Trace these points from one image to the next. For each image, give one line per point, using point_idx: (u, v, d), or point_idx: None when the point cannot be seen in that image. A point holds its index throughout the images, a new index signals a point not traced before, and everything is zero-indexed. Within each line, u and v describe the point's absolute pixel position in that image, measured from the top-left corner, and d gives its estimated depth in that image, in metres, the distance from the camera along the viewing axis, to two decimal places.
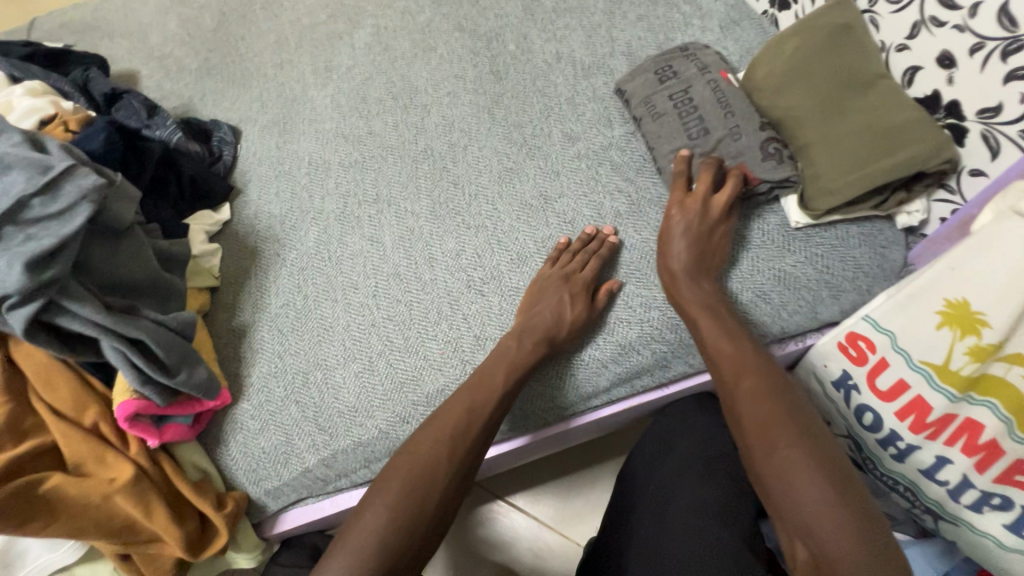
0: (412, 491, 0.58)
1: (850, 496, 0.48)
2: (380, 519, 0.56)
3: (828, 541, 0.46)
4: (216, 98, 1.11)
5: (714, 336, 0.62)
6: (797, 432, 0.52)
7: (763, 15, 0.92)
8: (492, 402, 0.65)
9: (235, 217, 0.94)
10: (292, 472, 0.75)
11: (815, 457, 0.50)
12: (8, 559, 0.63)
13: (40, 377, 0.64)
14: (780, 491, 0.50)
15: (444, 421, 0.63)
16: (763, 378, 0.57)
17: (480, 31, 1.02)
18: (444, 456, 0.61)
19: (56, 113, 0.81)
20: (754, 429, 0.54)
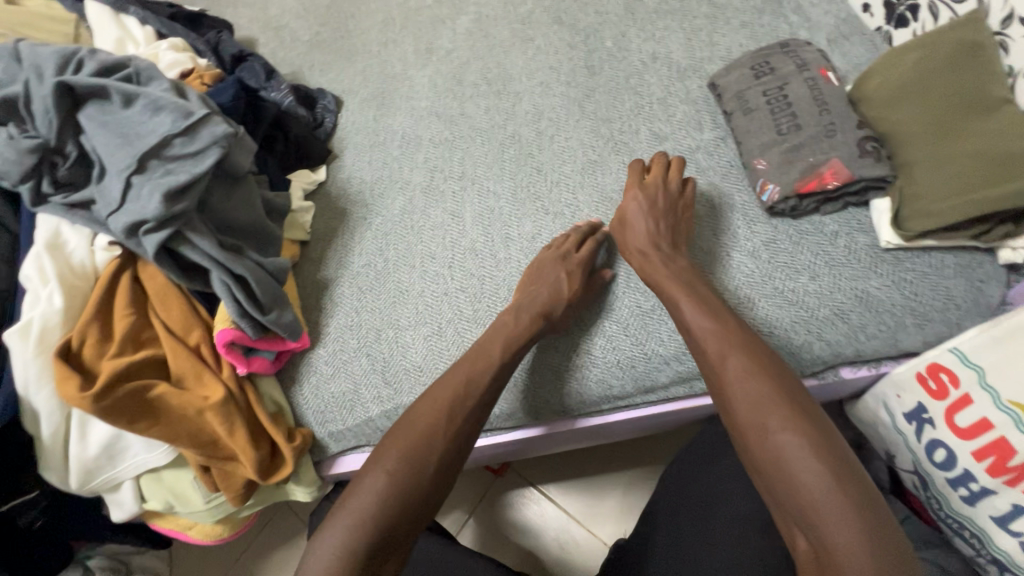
0: (412, 456, 0.59)
1: (846, 479, 0.49)
2: (378, 483, 0.57)
3: (829, 529, 0.47)
4: (323, 69, 1.18)
5: (696, 316, 0.64)
6: (789, 414, 0.53)
7: (876, 30, 0.89)
8: (488, 373, 0.67)
9: (330, 179, 1.01)
10: (357, 420, 0.80)
11: (810, 441, 0.51)
12: (112, 451, 0.72)
13: (158, 296, 0.72)
14: (777, 479, 0.51)
15: (438, 394, 0.64)
16: (751, 359, 0.58)
17: (579, 26, 1.04)
18: (438, 428, 0.62)
19: (193, 67, 0.91)
20: (745, 412, 0.55)
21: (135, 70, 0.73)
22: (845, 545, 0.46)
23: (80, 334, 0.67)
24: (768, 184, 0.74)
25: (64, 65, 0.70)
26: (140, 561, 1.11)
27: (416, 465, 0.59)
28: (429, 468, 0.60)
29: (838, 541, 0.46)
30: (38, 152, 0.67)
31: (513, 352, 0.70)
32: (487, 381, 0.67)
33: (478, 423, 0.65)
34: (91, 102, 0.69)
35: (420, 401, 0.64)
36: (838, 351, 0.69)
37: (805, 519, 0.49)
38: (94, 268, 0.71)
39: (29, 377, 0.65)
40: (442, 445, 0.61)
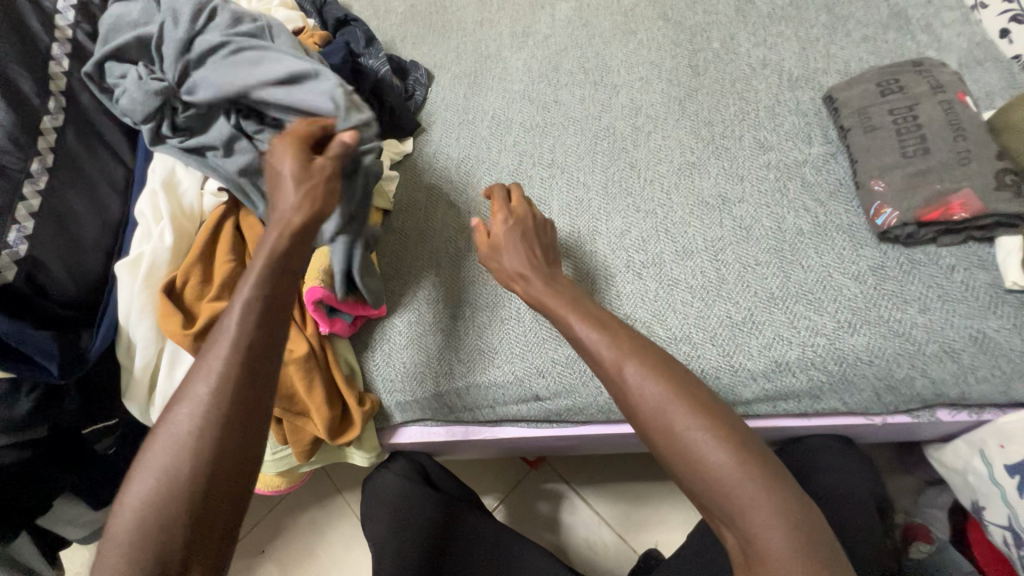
0: (168, 469, 0.46)
1: (755, 466, 0.49)
2: (134, 508, 0.45)
3: (751, 522, 0.48)
4: (416, 42, 1.17)
5: (585, 328, 0.61)
6: (692, 414, 0.52)
7: (1014, 59, 0.84)
8: (245, 335, 0.51)
9: (416, 151, 1.01)
10: (438, 392, 0.79)
11: (717, 434, 0.51)
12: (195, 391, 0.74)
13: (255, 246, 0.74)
14: (695, 481, 0.51)
15: (188, 383, 0.49)
16: (646, 363, 0.56)
17: (686, 24, 1.00)
18: (188, 430, 0.47)
19: (303, 26, 0.94)
20: (653, 418, 0.54)
21: (267, 28, 0.74)
22: (768, 539, 0.47)
23: (183, 275, 0.68)
24: (884, 208, 0.70)
25: (200, 14, 0.71)
26: None
27: (176, 484, 0.46)
28: (181, 484, 0.46)
29: (762, 535, 0.47)
30: (163, 96, 0.68)
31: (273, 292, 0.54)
32: (242, 348, 0.50)
33: (252, 399, 0.50)
34: (221, 52, 0.69)
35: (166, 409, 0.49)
36: (940, 390, 0.66)
37: (731, 519, 0.49)
38: (200, 212, 0.73)
39: (132, 309, 0.68)
40: (213, 438, 0.47)
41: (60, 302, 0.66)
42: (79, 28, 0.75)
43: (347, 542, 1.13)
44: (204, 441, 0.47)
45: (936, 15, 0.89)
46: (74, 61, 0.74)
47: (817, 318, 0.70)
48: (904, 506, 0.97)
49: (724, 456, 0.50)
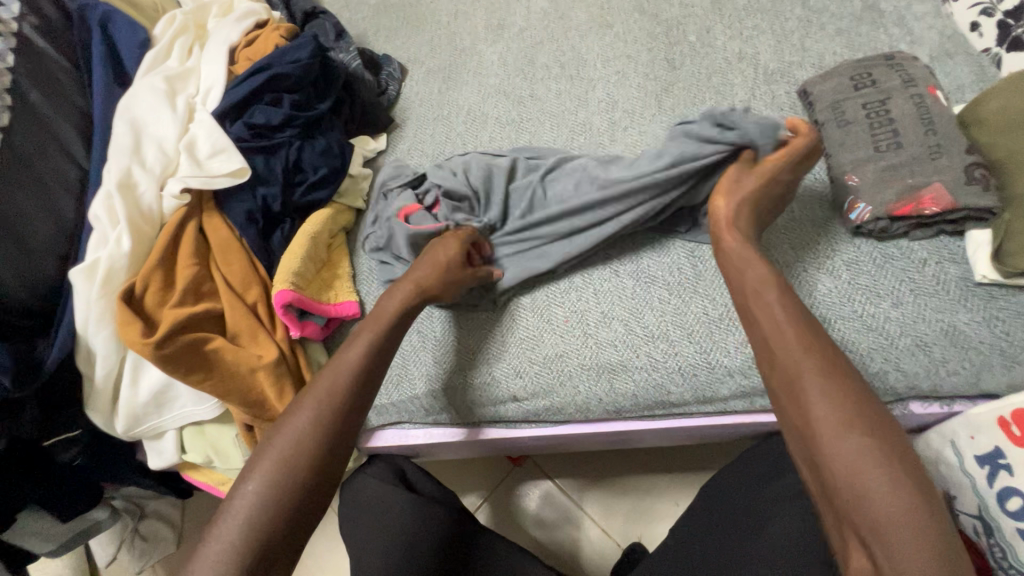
0: (289, 461, 0.57)
1: (920, 499, 0.47)
2: (256, 493, 0.55)
3: (899, 545, 0.45)
4: (389, 35, 1.14)
5: (781, 315, 0.59)
6: (868, 428, 0.50)
7: (983, 52, 0.84)
8: (361, 366, 0.63)
9: (390, 148, 0.98)
10: (440, 389, 0.77)
11: (884, 453, 0.49)
12: (161, 400, 0.71)
13: (220, 249, 0.73)
14: (848, 491, 0.49)
15: (310, 395, 0.61)
16: (831, 367, 0.54)
17: (662, 16, 0.99)
18: (315, 431, 0.59)
19: (267, 19, 0.91)
20: (829, 417, 0.51)
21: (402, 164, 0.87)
22: (915, 563, 0.45)
23: (144, 280, 0.66)
24: (858, 203, 0.70)
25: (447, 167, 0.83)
26: (155, 508, 1.18)
27: (292, 484, 0.56)
28: (293, 484, 0.56)
29: (907, 557, 0.45)
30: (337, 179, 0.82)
31: (393, 339, 0.67)
32: (364, 373, 0.63)
33: (355, 427, 0.62)
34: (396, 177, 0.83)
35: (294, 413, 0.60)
36: (914, 384, 0.66)
37: (874, 536, 0.47)
38: (161, 214, 0.71)
39: (90, 317, 0.65)
40: (324, 446, 0.59)
41: (15, 312, 0.64)
42: (24, 22, 0.72)
43: (328, 545, 1.11)
44: (325, 438, 0.59)
45: (908, 8, 0.90)
46: (20, 55, 0.70)
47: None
48: None
49: (889, 477, 0.48)
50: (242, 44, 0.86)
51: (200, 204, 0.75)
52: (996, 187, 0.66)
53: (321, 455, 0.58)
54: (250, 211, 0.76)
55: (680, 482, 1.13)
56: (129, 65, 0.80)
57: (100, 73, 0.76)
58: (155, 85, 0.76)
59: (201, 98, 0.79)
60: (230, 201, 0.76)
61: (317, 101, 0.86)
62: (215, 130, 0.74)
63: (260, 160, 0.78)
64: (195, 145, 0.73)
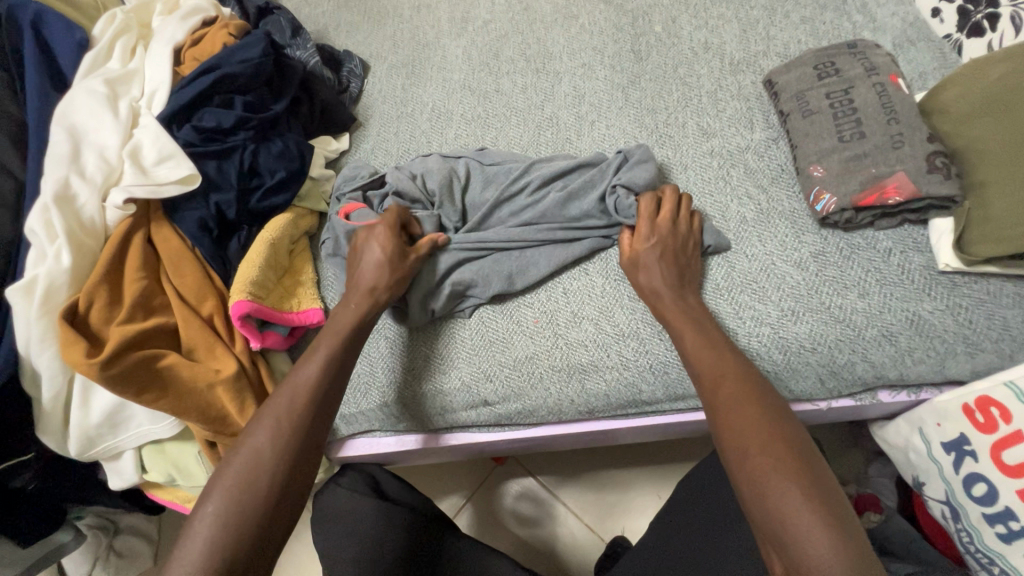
0: (246, 480, 0.54)
1: (818, 503, 0.48)
2: (215, 515, 0.53)
3: (805, 551, 0.47)
4: (350, 30, 1.11)
5: (696, 345, 0.63)
6: (767, 442, 0.53)
7: (944, 38, 0.84)
8: (319, 380, 0.61)
9: (353, 148, 0.95)
10: (411, 398, 0.75)
11: (790, 466, 0.51)
12: (115, 420, 0.68)
13: (171, 260, 0.70)
14: (756, 502, 0.51)
15: (268, 410, 0.59)
16: (737, 392, 0.57)
17: (628, 7, 0.97)
18: (276, 448, 0.57)
19: (216, 15, 0.87)
20: (733, 437, 0.55)
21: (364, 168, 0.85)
22: (810, 559, 0.46)
23: (87, 297, 0.63)
24: (823, 193, 0.70)
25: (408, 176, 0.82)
26: (129, 522, 1.13)
27: (258, 505, 0.54)
28: (258, 506, 0.54)
29: (805, 555, 0.47)
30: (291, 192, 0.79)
31: (346, 349, 0.65)
32: (324, 387, 0.61)
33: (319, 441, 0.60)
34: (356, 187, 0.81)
35: (253, 429, 0.58)
36: (881, 374, 0.66)
37: (777, 539, 0.49)
38: (104, 226, 0.68)
39: (32, 338, 0.62)
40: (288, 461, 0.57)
41: None
42: None
43: (308, 553, 1.09)
44: (285, 453, 0.57)
45: None
46: None
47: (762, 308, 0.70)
48: (856, 478, 0.99)
49: (791, 484, 0.50)
50: (187, 44, 0.82)
51: (148, 213, 0.72)
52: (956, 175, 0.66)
53: (285, 472, 0.56)
54: (202, 219, 0.73)
55: (661, 475, 1.12)
56: (66, 68, 0.76)
57: (33, 77, 0.72)
58: (94, 88, 0.72)
59: (145, 101, 0.76)
60: (181, 209, 0.73)
61: (271, 101, 0.82)
62: (161, 136, 0.71)
63: (212, 166, 0.75)
64: (140, 151, 0.70)
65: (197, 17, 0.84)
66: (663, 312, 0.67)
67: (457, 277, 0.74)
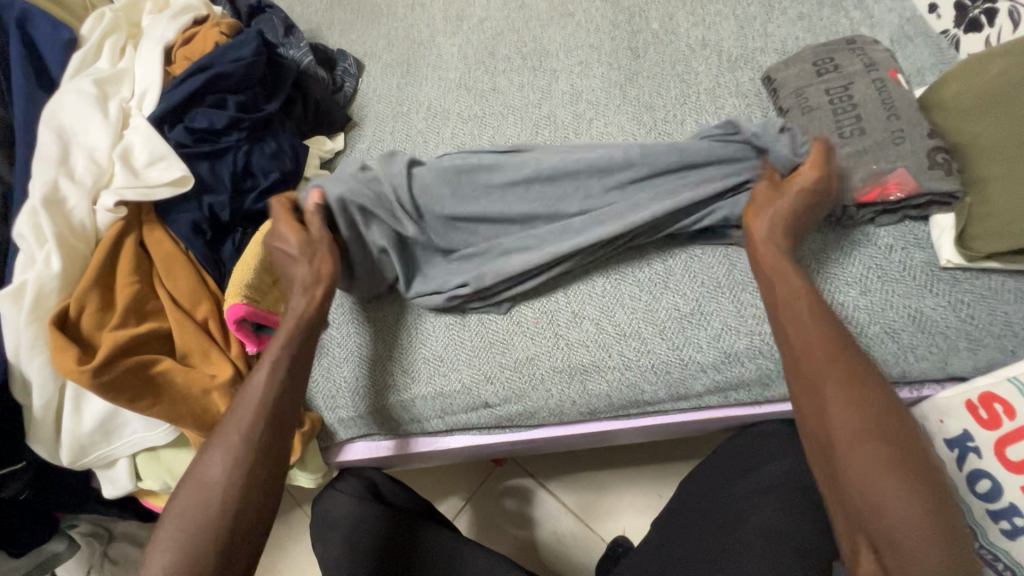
0: (199, 508, 0.53)
1: (939, 514, 0.47)
2: (171, 545, 0.52)
3: (914, 558, 0.45)
4: (344, 28, 1.09)
5: (805, 321, 0.56)
6: (887, 437, 0.50)
7: (942, 34, 0.84)
8: (267, 394, 0.59)
9: (348, 148, 0.94)
10: (393, 402, 0.74)
11: (909, 469, 0.48)
12: (108, 427, 0.67)
13: (164, 263, 0.68)
14: (861, 498, 0.48)
15: (218, 433, 0.57)
16: (853, 377, 0.52)
17: (624, 4, 0.96)
18: (225, 471, 0.55)
19: (207, 14, 0.86)
20: (846, 427, 0.51)
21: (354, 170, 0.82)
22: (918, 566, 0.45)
23: (79, 302, 0.62)
24: None
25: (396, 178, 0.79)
26: (123, 529, 1.11)
27: (207, 531, 0.52)
28: (211, 533, 0.52)
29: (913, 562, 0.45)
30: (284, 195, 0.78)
31: (294, 357, 0.62)
32: (272, 402, 0.58)
33: (274, 457, 0.57)
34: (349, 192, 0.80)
35: (204, 455, 0.56)
36: (885, 371, 0.66)
37: (881, 539, 0.47)
38: (95, 229, 0.66)
39: (21, 344, 0.60)
40: (239, 483, 0.54)
41: None
42: None
43: (306, 558, 1.08)
44: (235, 476, 0.55)
45: None
46: None
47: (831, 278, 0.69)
48: None
49: (910, 489, 0.47)
50: (178, 43, 0.80)
51: (140, 216, 0.70)
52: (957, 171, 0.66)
53: (235, 497, 0.54)
54: (196, 221, 0.71)
55: (659, 474, 1.12)
56: (53, 68, 0.74)
57: (19, 77, 0.70)
58: (83, 88, 0.71)
59: (136, 102, 0.75)
60: (174, 212, 0.71)
61: (264, 101, 0.81)
62: (153, 137, 0.70)
63: (204, 167, 0.73)
64: (131, 153, 0.69)
65: (186, 15, 0.82)
66: (776, 274, 0.61)
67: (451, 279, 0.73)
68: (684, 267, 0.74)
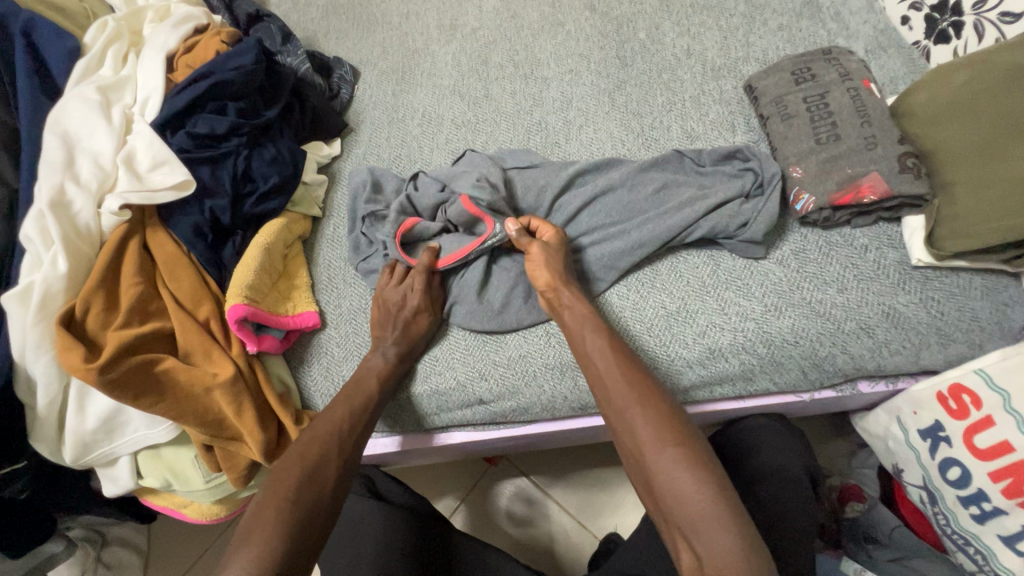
0: (312, 473, 0.60)
1: (731, 497, 0.52)
2: (280, 508, 0.56)
3: (712, 541, 0.50)
4: (340, 37, 1.12)
5: (602, 351, 0.65)
6: (682, 439, 0.56)
7: (914, 45, 0.88)
8: (372, 390, 0.70)
9: (345, 153, 0.96)
10: (394, 399, 0.77)
11: (699, 461, 0.54)
12: (110, 426, 0.68)
13: (167, 265, 0.70)
14: (669, 498, 0.53)
15: (318, 424, 0.65)
16: (649, 395, 0.60)
17: (612, 14, 1.00)
18: (333, 446, 0.63)
19: (207, 23, 0.89)
20: (645, 437, 0.57)
21: (377, 182, 0.85)
22: (722, 545, 0.49)
23: (85, 302, 0.63)
24: (802, 193, 0.72)
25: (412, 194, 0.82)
26: (117, 533, 1.10)
27: (288, 526, 0.55)
28: (318, 494, 0.59)
29: (717, 541, 0.49)
30: (283, 196, 0.80)
31: (380, 359, 0.72)
32: (374, 399, 0.69)
33: (364, 443, 0.67)
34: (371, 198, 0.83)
35: (308, 435, 0.64)
36: (860, 365, 0.69)
37: (690, 526, 0.51)
38: (100, 232, 0.68)
39: (27, 344, 0.62)
40: (342, 457, 0.63)
41: None
42: None
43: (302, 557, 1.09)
44: (340, 451, 0.63)
45: (844, 3, 0.93)
46: None
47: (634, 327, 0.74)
48: (840, 470, 1.02)
49: (708, 481, 0.53)
50: (180, 51, 0.83)
51: (142, 219, 0.72)
52: (925, 175, 0.69)
53: (340, 468, 0.62)
54: (197, 224, 0.73)
55: None
56: (57, 75, 0.76)
57: (24, 83, 0.72)
58: (87, 94, 0.73)
59: (139, 108, 0.77)
60: (175, 215, 0.73)
61: (263, 108, 0.83)
62: (156, 142, 0.72)
63: (205, 171, 0.75)
64: (134, 158, 0.71)
65: (186, 24, 0.85)
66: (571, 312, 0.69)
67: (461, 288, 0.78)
68: (673, 260, 0.77)
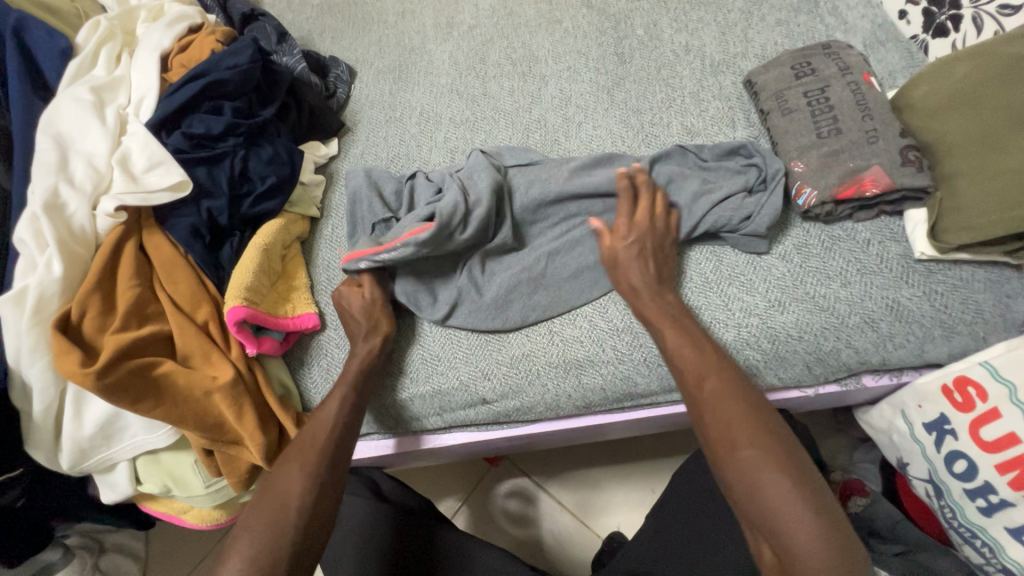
0: (292, 473, 0.60)
1: (811, 496, 0.51)
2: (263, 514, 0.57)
3: (793, 538, 0.49)
4: (335, 36, 1.11)
5: (677, 342, 0.64)
6: (759, 436, 0.55)
7: (911, 39, 0.88)
8: (352, 379, 0.68)
9: (342, 153, 0.95)
10: (393, 401, 0.76)
11: (778, 458, 0.53)
12: (108, 431, 0.67)
13: (165, 267, 0.69)
14: (745, 493, 0.53)
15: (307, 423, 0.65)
16: (725, 389, 0.59)
17: (609, 11, 0.99)
18: (319, 443, 0.63)
19: (201, 23, 0.88)
20: (720, 431, 0.56)
21: (376, 181, 0.83)
22: (806, 544, 0.49)
23: (80, 305, 0.63)
24: (804, 187, 0.72)
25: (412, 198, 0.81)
26: (114, 540, 1.08)
27: (270, 529, 0.56)
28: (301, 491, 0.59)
29: (800, 539, 0.49)
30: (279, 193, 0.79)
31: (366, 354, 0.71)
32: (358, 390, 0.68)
33: (350, 436, 0.65)
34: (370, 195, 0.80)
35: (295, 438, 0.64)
36: (865, 360, 0.69)
37: (768, 522, 0.51)
38: (94, 234, 0.67)
39: (22, 350, 0.61)
40: (326, 452, 0.62)
41: None
42: None
43: None
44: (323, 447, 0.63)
45: None
46: None
47: (708, 309, 0.72)
48: (842, 464, 1.02)
49: (787, 479, 0.52)
50: (175, 50, 0.82)
51: (139, 220, 0.71)
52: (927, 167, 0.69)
53: (325, 461, 0.62)
54: (194, 226, 0.72)
55: (652, 468, 1.14)
56: (49, 75, 0.75)
57: (15, 84, 0.71)
58: (80, 95, 0.72)
59: (133, 109, 0.76)
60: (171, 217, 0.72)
61: (260, 108, 0.82)
62: (150, 143, 0.71)
63: (202, 172, 0.75)
64: (129, 159, 0.70)
65: (180, 23, 0.84)
66: (638, 300, 0.68)
67: (461, 287, 0.76)
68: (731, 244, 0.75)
